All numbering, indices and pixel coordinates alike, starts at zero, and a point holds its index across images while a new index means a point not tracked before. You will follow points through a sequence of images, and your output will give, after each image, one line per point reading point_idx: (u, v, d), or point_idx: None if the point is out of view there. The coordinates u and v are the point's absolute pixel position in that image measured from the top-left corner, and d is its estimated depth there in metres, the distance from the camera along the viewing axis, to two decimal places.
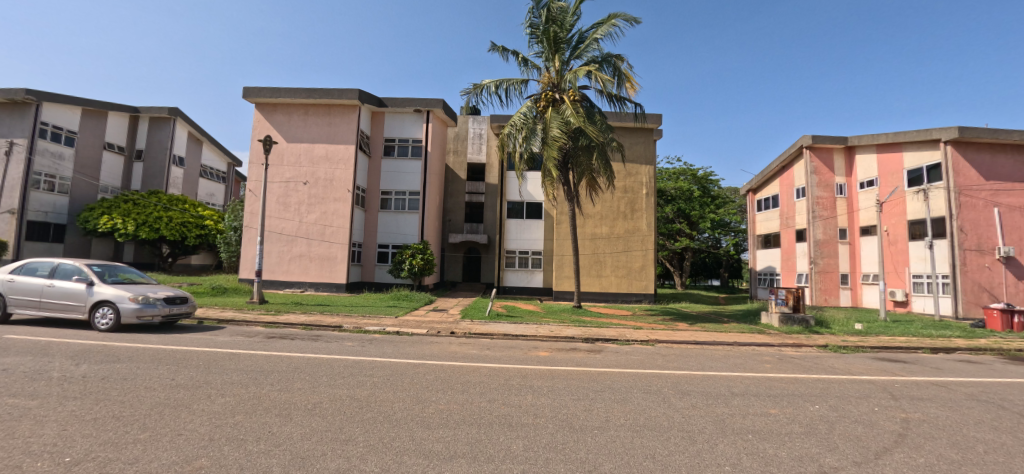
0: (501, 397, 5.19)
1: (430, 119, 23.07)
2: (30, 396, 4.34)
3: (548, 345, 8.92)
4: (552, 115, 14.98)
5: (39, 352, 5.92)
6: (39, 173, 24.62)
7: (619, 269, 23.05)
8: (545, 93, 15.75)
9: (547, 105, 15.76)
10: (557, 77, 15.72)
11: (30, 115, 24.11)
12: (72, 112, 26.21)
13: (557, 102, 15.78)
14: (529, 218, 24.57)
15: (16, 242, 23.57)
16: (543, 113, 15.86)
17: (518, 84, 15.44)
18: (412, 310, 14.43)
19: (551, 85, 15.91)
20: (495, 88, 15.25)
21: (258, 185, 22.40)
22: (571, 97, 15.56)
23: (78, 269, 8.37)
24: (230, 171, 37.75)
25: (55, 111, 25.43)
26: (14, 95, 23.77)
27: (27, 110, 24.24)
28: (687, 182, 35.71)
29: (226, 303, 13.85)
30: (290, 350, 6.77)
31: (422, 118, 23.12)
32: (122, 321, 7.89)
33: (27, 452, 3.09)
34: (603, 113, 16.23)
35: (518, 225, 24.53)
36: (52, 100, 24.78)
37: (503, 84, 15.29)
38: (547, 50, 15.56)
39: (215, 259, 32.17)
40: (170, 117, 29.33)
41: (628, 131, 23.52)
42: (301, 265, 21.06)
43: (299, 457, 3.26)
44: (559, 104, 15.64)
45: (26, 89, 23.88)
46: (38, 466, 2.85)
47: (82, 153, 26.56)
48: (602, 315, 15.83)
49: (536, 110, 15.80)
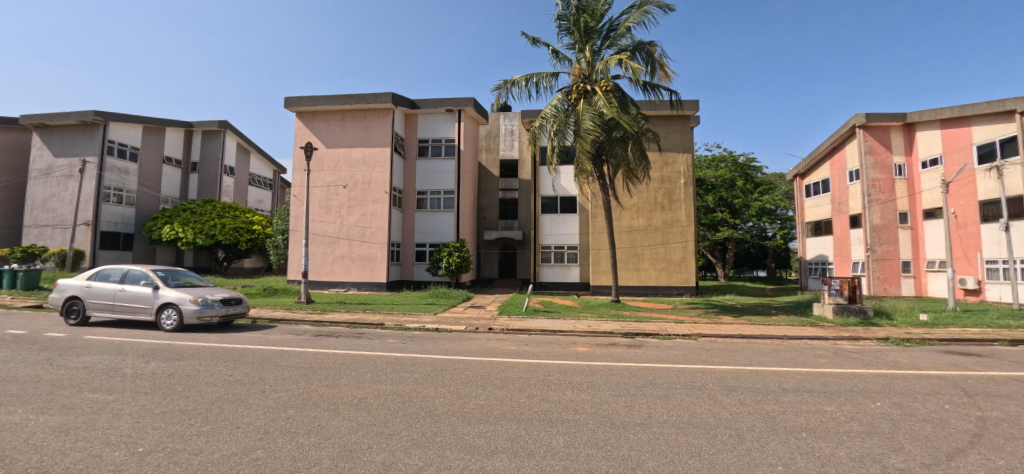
0: (540, 393, 5.19)
1: (461, 118, 23.35)
2: (108, 392, 4.77)
3: (586, 340, 8.79)
4: (583, 107, 14.63)
5: (115, 351, 6.45)
6: (109, 187, 26.84)
7: (657, 261, 22.48)
8: (576, 85, 15.48)
9: (579, 97, 15.46)
10: (588, 68, 15.38)
11: (99, 134, 26.43)
12: (135, 130, 28.44)
13: (589, 94, 15.45)
14: (564, 212, 24.38)
15: (91, 251, 25.81)
16: (575, 106, 15.57)
17: (549, 77, 15.31)
18: (450, 308, 14.67)
19: (583, 77, 15.64)
20: (525, 82, 15.18)
21: (301, 190, 23.44)
22: (603, 88, 15.22)
23: (145, 273, 9.06)
24: (277, 178, 39.79)
25: (120, 130, 27.65)
26: (83, 117, 26.08)
27: (96, 131, 26.56)
28: (728, 170, 34.39)
29: (277, 303, 14.57)
30: (335, 347, 7.05)
31: (454, 117, 23.43)
32: (185, 321, 8.46)
33: (104, 449, 3.40)
34: (637, 103, 15.81)
35: (553, 220, 24.39)
36: (118, 119, 26.98)
37: (533, 78, 15.19)
38: (577, 41, 15.30)
39: (265, 261, 33.94)
40: (220, 129, 31.23)
41: (664, 119, 22.85)
42: (344, 266, 21.85)
43: (347, 449, 3.45)
44: (591, 96, 15.33)
45: (94, 111, 26.11)
46: (120, 461, 3.22)
47: (145, 168, 28.69)
48: (642, 309, 15.46)
49: (567, 102, 15.56)
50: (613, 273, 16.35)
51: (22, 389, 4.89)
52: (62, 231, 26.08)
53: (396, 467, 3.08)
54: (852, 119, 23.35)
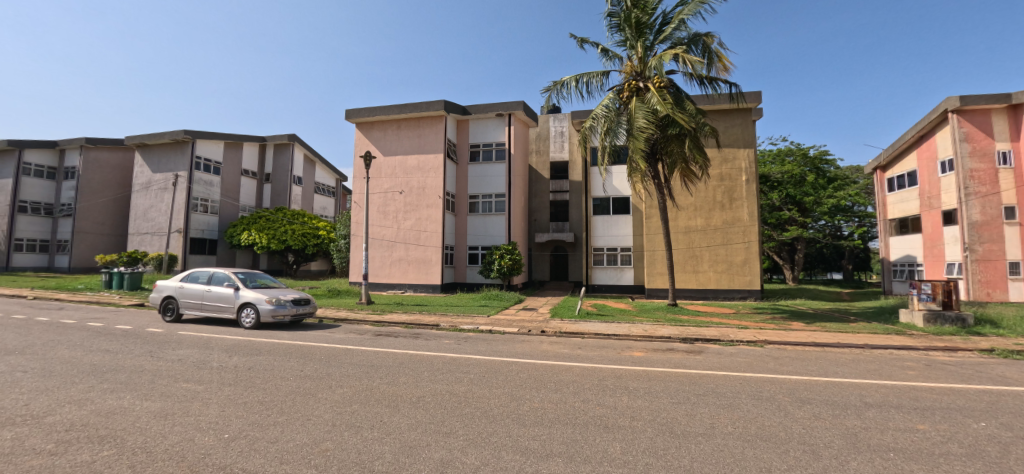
0: (595, 398, 5.08)
1: (512, 122, 23.65)
2: (198, 382, 5.29)
3: (642, 345, 8.52)
4: (636, 105, 14.22)
5: (203, 346, 7.15)
6: (197, 198, 29.77)
7: (718, 263, 21.38)
8: (628, 83, 15.12)
9: (631, 95, 15.09)
10: (640, 65, 14.99)
11: (188, 151, 29.51)
12: (218, 146, 31.46)
13: (642, 91, 15.03)
14: (616, 213, 23.91)
15: (183, 255, 28.76)
16: (627, 104, 15.20)
17: (600, 76, 15.12)
18: (504, 310, 14.81)
19: (635, 74, 15.24)
20: (575, 83, 15.10)
21: (361, 197, 24.80)
22: (656, 84, 14.76)
23: (228, 276, 9.96)
24: (339, 186, 42.36)
25: (206, 147, 30.70)
26: (175, 136, 29.25)
27: (185, 148, 29.67)
28: (797, 164, 32.10)
29: (341, 304, 15.46)
30: (393, 347, 7.35)
31: (504, 121, 23.78)
32: (261, 320, 9.19)
33: (193, 436, 3.76)
34: (693, 98, 15.22)
35: (605, 221, 24.00)
36: (203, 137, 29.99)
37: (583, 78, 15.06)
38: (629, 37, 14.98)
39: (329, 265, 36.19)
40: (290, 142, 33.80)
41: (723, 114, 21.81)
42: (401, 269, 22.78)
43: (407, 445, 3.57)
44: (644, 93, 14.90)
45: (184, 130, 29.20)
46: (208, 447, 3.55)
47: (226, 180, 31.67)
48: (701, 313, 14.71)
49: (618, 101, 15.24)
50: (671, 275, 15.73)
51: (130, 378, 5.54)
52: (159, 237, 29.21)
53: (454, 464, 3.14)
54: (943, 104, 20.98)
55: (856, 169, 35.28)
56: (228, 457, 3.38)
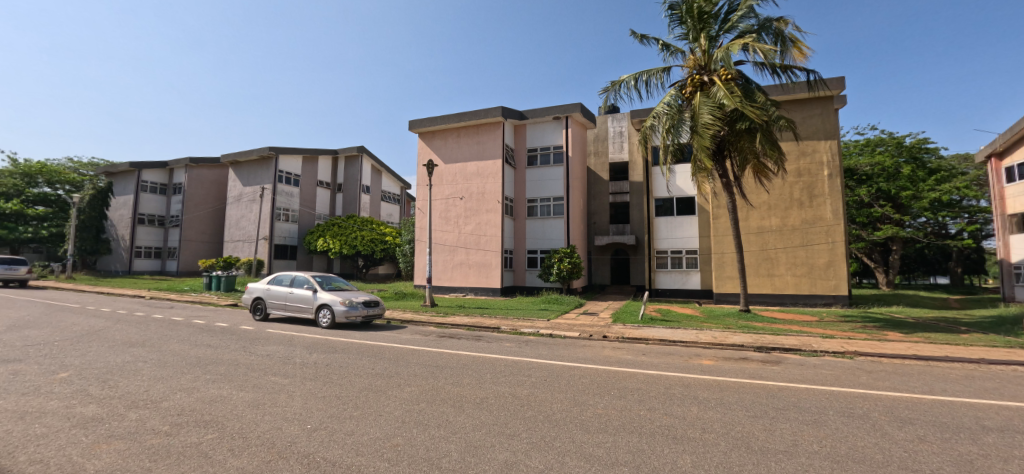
0: (662, 407, 4.89)
1: (569, 124, 23.55)
2: (285, 376, 5.82)
3: (712, 353, 8.08)
4: (700, 100, 13.51)
5: (287, 343, 7.84)
6: (280, 208, 32.67)
7: (796, 266, 19.79)
8: (691, 78, 14.44)
9: (695, 90, 14.38)
10: (705, 58, 14.27)
11: (273, 166, 32.54)
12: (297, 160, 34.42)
13: (707, 85, 14.28)
14: (680, 214, 22.91)
15: (269, 260, 31.66)
16: (690, 100, 14.49)
17: (660, 73, 14.62)
18: (564, 314, 14.67)
19: (698, 68, 14.50)
20: (634, 82, 14.72)
21: (424, 204, 25.91)
22: (723, 77, 13.98)
23: (307, 279, 10.83)
24: (403, 194, 44.57)
25: (287, 161, 33.69)
26: (261, 153, 32.37)
27: (270, 163, 32.75)
28: (890, 155, 28.96)
29: (407, 306, 16.21)
30: (457, 348, 7.59)
31: (561, 124, 23.71)
32: (337, 320, 9.89)
33: (280, 427, 4.11)
34: (764, 90, 14.27)
35: (668, 223, 23.06)
36: (285, 152, 32.94)
37: (642, 76, 14.65)
38: (691, 30, 14.29)
39: (396, 268, 38.15)
40: (359, 154, 36.14)
41: (799, 104, 20.19)
42: (462, 272, 23.44)
43: (472, 445, 3.65)
44: (710, 87, 14.14)
45: (269, 147, 32.21)
46: (293, 438, 3.84)
47: (304, 191, 34.56)
48: (776, 320, 13.62)
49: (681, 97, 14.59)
50: (742, 279, 14.74)
51: (228, 370, 6.20)
52: (249, 244, 32.36)
53: (519, 468, 3.15)
54: None
55: (964, 157, 30.93)
56: (313, 446, 3.67)
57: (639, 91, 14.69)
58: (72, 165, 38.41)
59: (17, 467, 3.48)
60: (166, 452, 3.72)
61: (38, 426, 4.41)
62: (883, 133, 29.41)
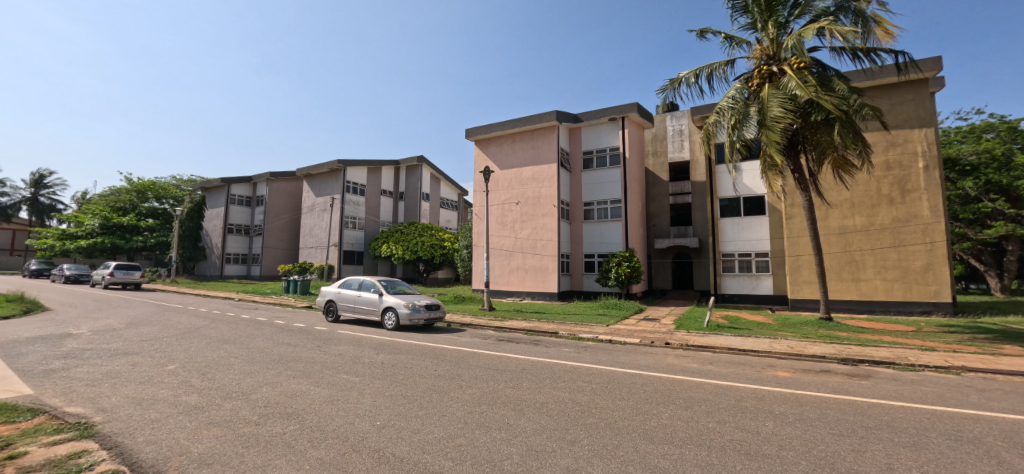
0: (733, 420, 4.62)
1: (626, 125, 23.08)
2: (357, 374, 6.22)
3: (788, 364, 7.53)
4: (769, 92, 12.64)
5: (357, 343, 8.37)
6: (348, 216, 34.88)
7: (887, 270, 17.89)
8: (759, 69, 13.54)
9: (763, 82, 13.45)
10: (773, 47, 13.32)
11: (342, 177, 34.84)
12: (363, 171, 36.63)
13: (777, 75, 13.31)
14: (748, 215, 21.78)
15: (339, 266, 33.93)
16: (757, 93, 13.59)
17: (723, 67, 13.89)
18: (623, 320, 14.25)
19: (766, 58, 13.58)
20: (694, 78, 14.09)
21: (481, 209, 26.50)
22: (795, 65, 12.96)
23: (373, 283, 11.48)
24: (460, 200, 45.83)
25: (354, 172, 35.94)
26: (331, 165, 34.77)
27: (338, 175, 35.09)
28: (1000, 141, 25.33)
29: (466, 310, 16.67)
30: (516, 352, 7.69)
31: (618, 125, 23.31)
32: (401, 322, 10.39)
33: (354, 423, 4.39)
34: (843, 77, 13.10)
35: (735, 224, 21.99)
36: (352, 164, 35.16)
37: (703, 72, 14.01)
38: (757, 19, 13.41)
39: (454, 273, 39.25)
40: (419, 163, 37.79)
41: (886, 90, 18.33)
42: (519, 277, 23.65)
43: (533, 449, 3.68)
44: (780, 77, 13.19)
45: (338, 160, 34.51)
46: (367, 434, 4.08)
47: (369, 200, 36.69)
48: (863, 330, 12.33)
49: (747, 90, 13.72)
50: (821, 283, 13.60)
51: (305, 367, 6.73)
52: (321, 250, 34.71)
53: None
54: None
55: None
56: (387, 442, 3.89)
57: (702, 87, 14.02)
58: (175, 181, 43.54)
59: (137, 446, 4.02)
60: (256, 440, 4.11)
61: (153, 411, 5.06)
62: (991, 117, 25.79)
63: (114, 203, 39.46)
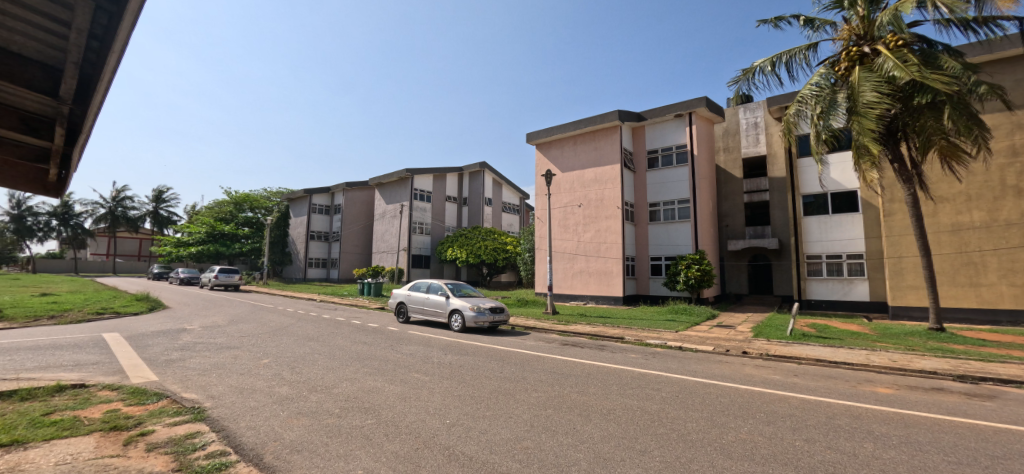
0: (823, 439, 4.22)
1: (694, 120, 22.01)
2: (428, 374, 6.52)
3: (891, 380, 6.74)
4: (861, 75, 11.36)
5: (426, 343, 8.77)
6: (416, 222, 36.55)
7: (1016, 273, 15.36)
8: (848, 51, 12.27)
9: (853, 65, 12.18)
10: (865, 25, 12.02)
11: (409, 185, 36.52)
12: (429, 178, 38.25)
13: (869, 56, 11.99)
14: (837, 213, 19.82)
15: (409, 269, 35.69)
16: (846, 77, 12.31)
17: (805, 51, 12.76)
18: (693, 327, 13.52)
19: (856, 38, 12.30)
20: (770, 66, 13.08)
21: (544, 212, 26.59)
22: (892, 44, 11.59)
23: (441, 286, 11.94)
24: (522, 204, 46.26)
25: (421, 180, 37.62)
26: (399, 174, 36.65)
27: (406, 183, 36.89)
28: None
29: (530, 313, 16.82)
30: (581, 357, 7.64)
31: (684, 121, 22.28)
32: (467, 324, 10.73)
33: (427, 420, 4.61)
34: (954, 53, 11.50)
35: (821, 223, 20.09)
36: (419, 172, 36.84)
37: (781, 58, 12.96)
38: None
39: (517, 276, 39.67)
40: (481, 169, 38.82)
41: (1010, 64, 15.83)
42: (582, 280, 23.39)
43: (601, 457, 3.63)
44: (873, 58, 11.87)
45: (406, 169, 36.28)
46: (438, 432, 4.27)
47: (435, 206, 38.26)
48: (984, 342, 10.68)
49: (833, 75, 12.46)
50: (930, 289, 12.03)
51: (379, 365, 7.18)
52: (392, 255, 36.79)
53: None
54: None
55: None
56: (459, 440, 4.05)
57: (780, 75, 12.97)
58: (266, 193, 48.47)
59: (240, 430, 4.52)
60: (338, 431, 4.45)
61: (252, 399, 5.68)
62: None
63: (218, 215, 44.81)
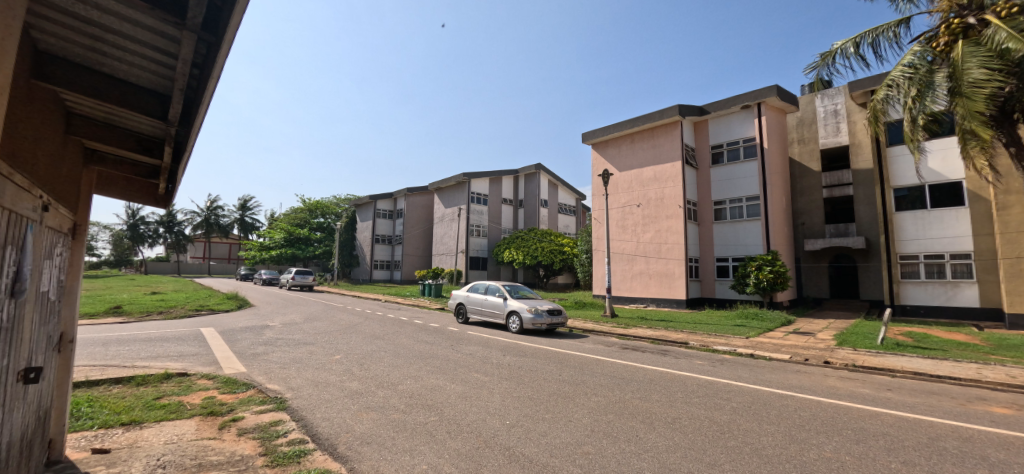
0: (924, 462, 3.77)
1: (762, 111, 20.59)
2: (489, 374, 6.67)
3: (1011, 398, 5.87)
4: (964, 51, 10.01)
5: (486, 344, 8.97)
6: (473, 225, 37.50)
7: None
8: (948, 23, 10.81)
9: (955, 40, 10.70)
10: None
11: (467, 189, 37.64)
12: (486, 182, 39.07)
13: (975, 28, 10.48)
14: (937, 207, 17.61)
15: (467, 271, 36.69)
16: (947, 53, 10.88)
17: (894, 27, 11.45)
18: (766, 333, 12.62)
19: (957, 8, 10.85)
20: (852, 47, 11.90)
21: (601, 213, 26.13)
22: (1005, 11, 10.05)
23: (498, 288, 12.16)
24: (578, 205, 45.66)
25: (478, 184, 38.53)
26: (456, 178, 37.83)
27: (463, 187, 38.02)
28: None
29: (589, 316, 16.64)
30: (643, 361, 7.45)
31: (752, 113, 20.91)
32: (524, 326, 10.86)
33: (488, 420, 4.73)
34: None
35: (918, 219, 17.96)
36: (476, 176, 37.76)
37: (865, 39, 11.75)
38: None
39: (574, 278, 39.27)
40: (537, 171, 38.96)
41: None
42: (642, 282, 22.68)
43: (666, 467, 3.53)
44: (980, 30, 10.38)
45: (463, 173, 37.33)
46: (499, 432, 4.36)
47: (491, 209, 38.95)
48: None
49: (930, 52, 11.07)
50: None
51: (441, 364, 7.47)
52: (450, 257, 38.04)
53: None
54: None
55: None
56: (521, 441, 4.11)
57: (864, 57, 11.77)
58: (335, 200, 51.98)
59: (317, 421, 4.93)
60: (404, 426, 4.69)
61: (327, 392, 6.15)
62: None
63: (293, 221, 48.16)
